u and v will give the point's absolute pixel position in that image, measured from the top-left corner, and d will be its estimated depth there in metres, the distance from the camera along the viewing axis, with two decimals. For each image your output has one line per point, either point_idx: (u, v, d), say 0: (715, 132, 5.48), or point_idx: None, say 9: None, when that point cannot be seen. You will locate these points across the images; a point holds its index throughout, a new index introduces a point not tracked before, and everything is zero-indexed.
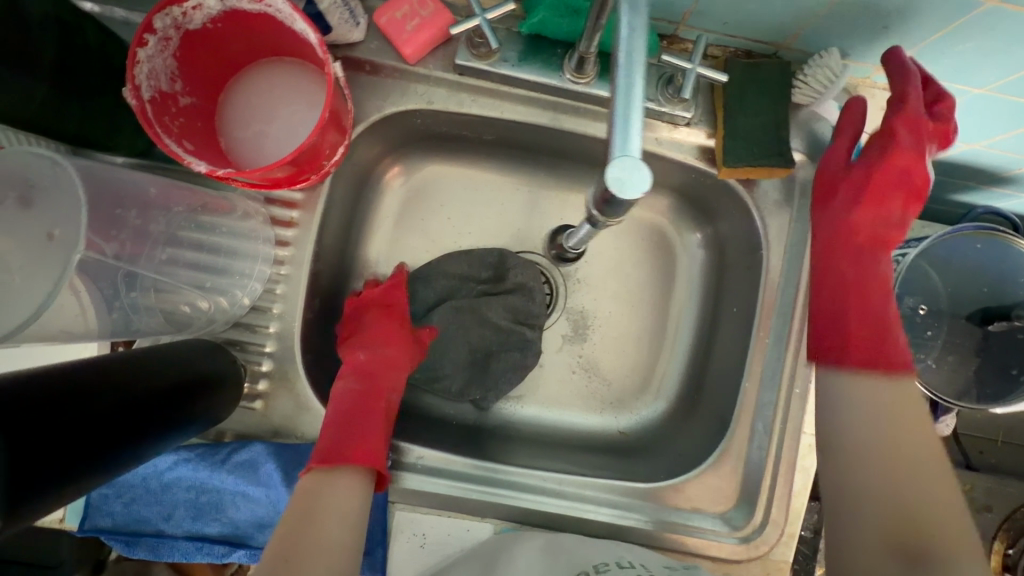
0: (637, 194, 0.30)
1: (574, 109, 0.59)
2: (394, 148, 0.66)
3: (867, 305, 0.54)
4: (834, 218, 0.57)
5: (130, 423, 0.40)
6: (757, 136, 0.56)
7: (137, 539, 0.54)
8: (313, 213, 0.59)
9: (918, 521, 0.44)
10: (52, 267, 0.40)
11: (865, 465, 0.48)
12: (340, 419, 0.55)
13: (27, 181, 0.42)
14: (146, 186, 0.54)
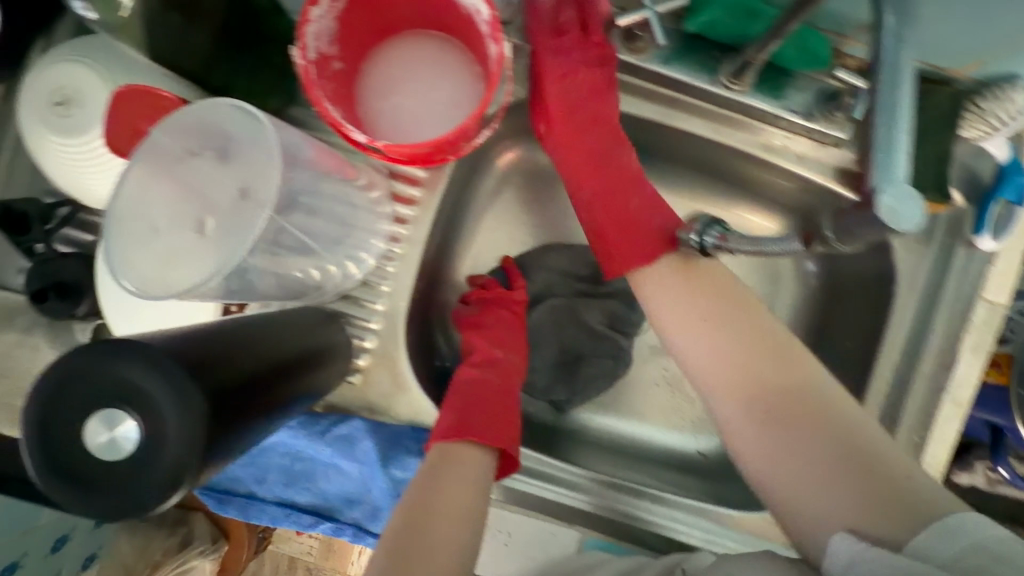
0: (905, 227, 0.29)
1: (713, 115, 0.57)
2: (512, 135, 0.65)
3: (627, 193, 0.53)
4: (592, 123, 0.55)
5: (267, 391, 0.38)
6: (918, 166, 0.52)
7: (229, 497, 0.54)
8: (434, 193, 0.58)
9: (789, 393, 0.42)
10: (234, 233, 0.37)
11: (745, 417, 0.43)
12: (475, 403, 0.54)
13: (226, 133, 0.39)
14: (304, 147, 0.49)
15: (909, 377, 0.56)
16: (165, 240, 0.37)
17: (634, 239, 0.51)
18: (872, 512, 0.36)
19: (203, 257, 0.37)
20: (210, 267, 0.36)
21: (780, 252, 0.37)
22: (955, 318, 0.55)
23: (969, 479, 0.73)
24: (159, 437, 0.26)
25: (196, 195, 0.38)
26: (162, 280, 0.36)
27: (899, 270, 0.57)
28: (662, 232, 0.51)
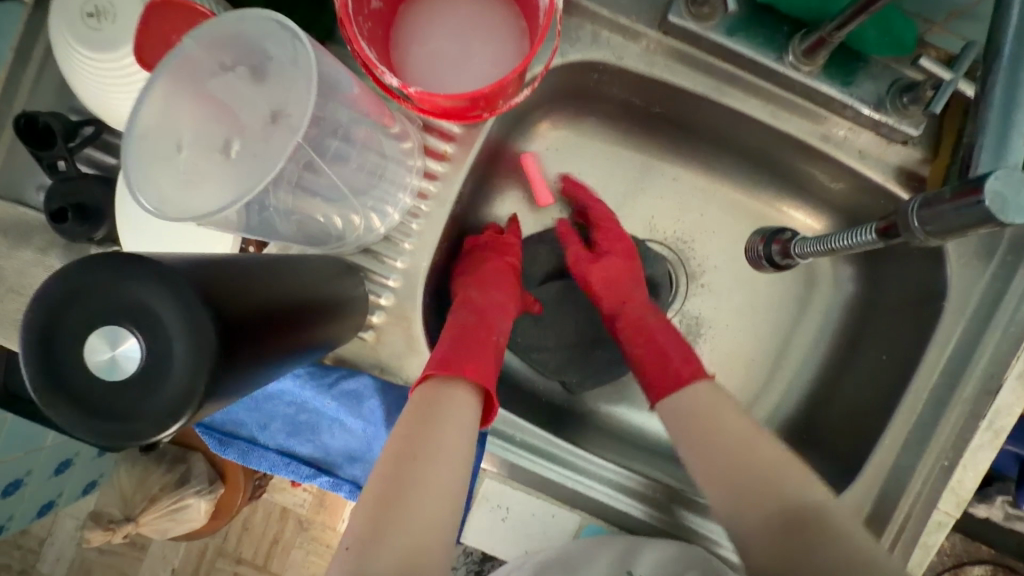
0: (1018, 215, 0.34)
1: (774, 98, 0.53)
2: (554, 101, 0.62)
3: (667, 338, 0.57)
4: (633, 287, 0.62)
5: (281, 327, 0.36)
6: None
7: (230, 440, 0.53)
8: (467, 151, 0.55)
9: (766, 466, 0.46)
10: (262, 161, 0.35)
11: (721, 474, 0.47)
12: (462, 343, 0.52)
13: (264, 53, 0.37)
14: (348, 84, 0.47)
15: (947, 398, 0.53)
16: (191, 159, 0.35)
17: (666, 362, 0.55)
18: (818, 572, 0.41)
19: (227, 182, 0.35)
20: (234, 192, 0.34)
21: (855, 241, 0.48)
22: (1007, 342, 0.52)
23: (987, 512, 0.70)
24: (166, 360, 0.25)
25: (228, 116, 0.36)
26: (183, 203, 0.34)
27: (952, 285, 0.54)
28: (680, 373, 0.54)
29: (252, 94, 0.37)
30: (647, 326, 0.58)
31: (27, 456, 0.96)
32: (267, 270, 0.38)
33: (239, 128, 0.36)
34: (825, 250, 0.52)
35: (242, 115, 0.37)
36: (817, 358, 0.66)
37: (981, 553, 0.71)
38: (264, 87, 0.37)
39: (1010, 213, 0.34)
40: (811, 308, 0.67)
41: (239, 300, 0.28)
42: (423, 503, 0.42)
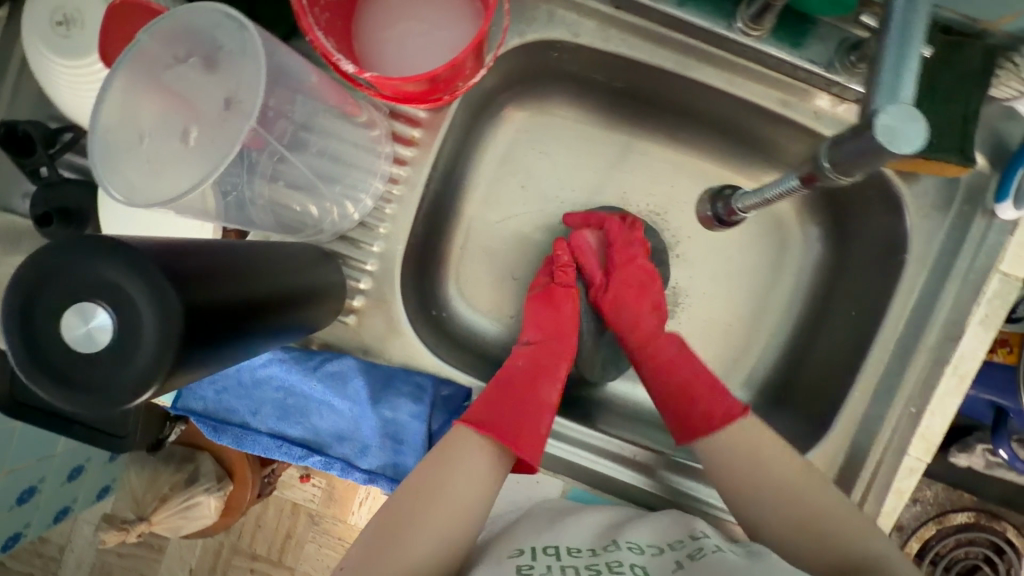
0: (906, 147, 0.32)
1: (730, 65, 0.56)
2: (519, 82, 0.63)
3: (693, 371, 0.58)
4: (664, 335, 0.61)
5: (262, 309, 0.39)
6: (941, 127, 0.49)
7: (224, 427, 0.55)
8: (435, 135, 0.57)
9: (818, 515, 0.49)
10: (221, 145, 0.37)
11: (777, 514, 0.50)
12: (519, 408, 0.53)
13: (215, 40, 0.38)
14: (307, 73, 0.49)
15: (913, 346, 0.54)
16: (153, 146, 0.37)
17: (695, 406, 0.56)
18: None
19: (188, 168, 0.36)
20: (197, 177, 0.36)
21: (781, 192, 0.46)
22: (968, 287, 0.53)
23: (968, 462, 0.72)
24: (135, 328, 0.26)
25: (185, 104, 0.38)
26: (149, 191, 0.36)
27: (913, 237, 0.55)
28: (712, 414, 0.55)
29: (205, 82, 0.38)
30: (681, 355, 0.59)
31: (40, 464, 0.99)
32: (249, 254, 0.40)
33: (197, 115, 0.38)
34: (762, 200, 0.52)
35: (199, 102, 0.38)
36: (792, 319, 0.67)
37: (966, 501, 0.73)
38: (218, 74, 0.39)
39: (900, 145, 0.32)
40: (784, 272, 0.68)
41: (210, 282, 0.30)
42: (428, 532, 0.47)
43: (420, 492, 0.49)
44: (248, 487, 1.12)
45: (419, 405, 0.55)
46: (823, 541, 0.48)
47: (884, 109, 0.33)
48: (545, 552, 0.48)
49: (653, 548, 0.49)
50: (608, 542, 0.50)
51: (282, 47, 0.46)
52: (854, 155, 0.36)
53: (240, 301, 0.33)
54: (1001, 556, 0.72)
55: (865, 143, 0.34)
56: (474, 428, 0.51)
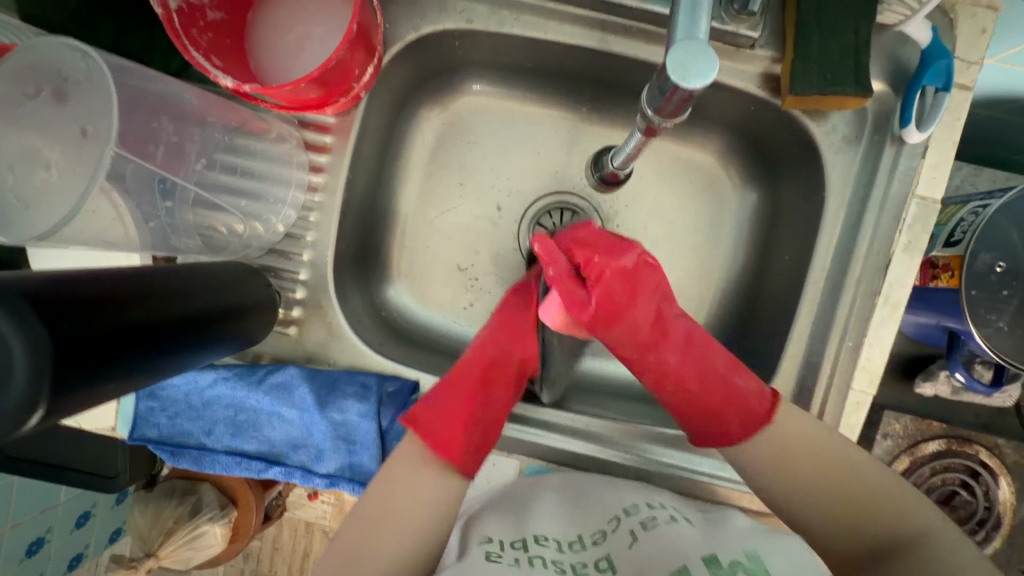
0: (698, 83, 0.33)
1: (624, 29, 0.56)
2: (430, 77, 0.64)
3: (712, 378, 0.50)
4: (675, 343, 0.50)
5: (179, 327, 0.40)
6: (830, 61, 0.50)
7: (181, 450, 0.57)
8: (346, 139, 0.58)
9: (844, 490, 0.46)
10: (84, 170, 0.37)
11: (789, 487, 0.48)
12: (456, 402, 0.53)
13: (61, 72, 0.39)
14: (184, 95, 0.50)
15: (842, 281, 0.55)
16: (21, 185, 0.38)
17: (716, 415, 0.50)
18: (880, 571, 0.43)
19: (57, 200, 0.37)
20: (64, 209, 0.36)
21: (632, 146, 0.48)
22: (888, 215, 0.53)
23: (934, 391, 0.73)
24: (4, 358, 0.28)
25: (42, 137, 0.39)
26: (28, 227, 0.37)
27: (830, 175, 0.55)
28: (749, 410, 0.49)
29: (57, 115, 0.39)
30: (694, 351, 0.50)
31: (44, 515, 1.01)
32: (166, 274, 0.41)
33: (55, 146, 0.39)
34: (630, 155, 0.51)
35: (53, 133, 0.39)
36: (737, 271, 0.67)
37: (936, 430, 0.74)
38: (69, 105, 0.39)
39: (692, 81, 0.33)
40: (726, 226, 0.67)
41: (84, 316, 0.32)
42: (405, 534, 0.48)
43: (381, 510, 0.49)
44: (253, 512, 1.14)
45: (366, 403, 0.56)
46: (851, 508, 0.46)
47: (675, 46, 0.33)
48: (511, 546, 0.46)
49: (612, 523, 0.49)
50: (574, 538, 0.49)
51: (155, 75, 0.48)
52: (665, 101, 0.37)
53: (127, 325, 0.35)
54: (978, 480, 0.73)
55: (669, 83, 0.35)
56: (417, 436, 0.51)
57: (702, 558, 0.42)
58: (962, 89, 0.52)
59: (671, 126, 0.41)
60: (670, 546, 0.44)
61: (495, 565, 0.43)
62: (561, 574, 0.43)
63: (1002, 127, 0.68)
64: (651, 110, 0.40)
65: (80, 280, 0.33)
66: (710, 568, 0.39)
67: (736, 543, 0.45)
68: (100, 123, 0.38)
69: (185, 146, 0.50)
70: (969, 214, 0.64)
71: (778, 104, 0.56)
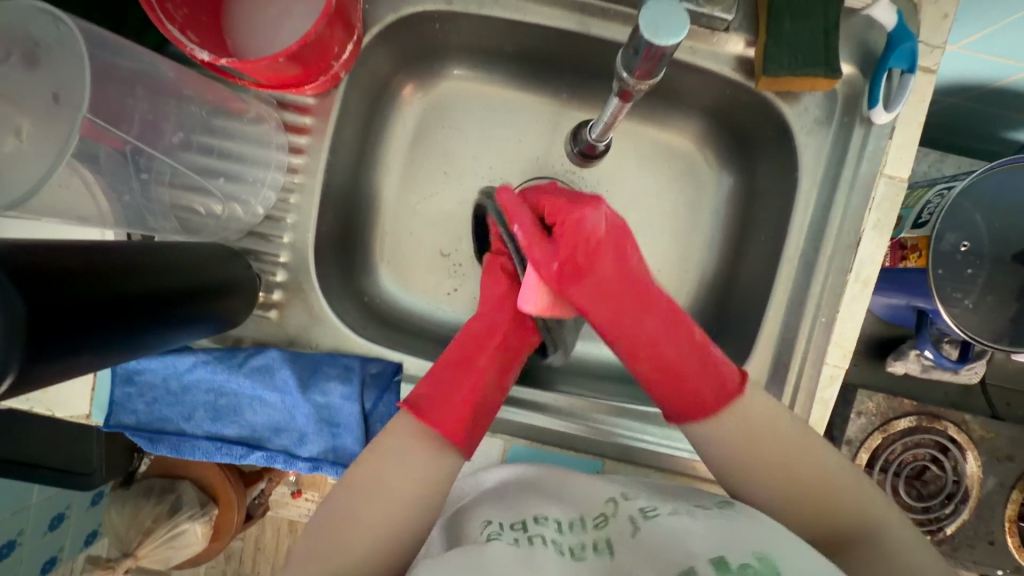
0: (669, 39, 0.35)
1: (603, 12, 0.57)
2: (412, 60, 0.64)
3: (681, 356, 0.48)
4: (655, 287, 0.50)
5: (156, 303, 0.39)
6: (801, 43, 0.52)
7: (159, 436, 0.56)
8: (327, 120, 0.58)
9: (817, 481, 0.44)
10: (59, 139, 0.37)
11: (750, 466, 0.45)
12: (451, 382, 0.51)
13: (32, 38, 0.38)
14: (161, 68, 0.49)
15: (814, 259, 0.57)
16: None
17: (685, 385, 0.48)
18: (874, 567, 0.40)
19: (26, 168, 0.36)
20: (34, 177, 0.36)
21: (610, 116, 0.51)
22: (858, 194, 0.55)
23: (904, 368, 0.75)
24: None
25: (13, 104, 0.38)
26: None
27: (803, 156, 0.57)
28: (722, 390, 0.47)
29: (25, 82, 0.38)
30: (673, 331, 0.49)
31: (16, 516, 0.98)
32: (143, 250, 0.40)
33: (26, 114, 0.38)
34: (607, 125, 0.53)
35: (26, 101, 0.38)
36: (715, 253, 0.68)
37: (907, 407, 0.76)
38: (40, 72, 0.38)
39: (664, 37, 0.35)
40: (704, 210, 0.69)
41: (56, 284, 0.31)
42: (364, 537, 0.43)
43: (360, 486, 0.46)
44: (234, 511, 1.12)
45: (348, 385, 0.56)
46: (832, 503, 0.43)
47: (645, 5, 0.35)
48: (512, 526, 0.44)
49: (610, 506, 0.47)
50: (578, 517, 0.46)
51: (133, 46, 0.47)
52: (639, 61, 0.39)
53: (103, 296, 0.34)
54: (946, 454, 0.76)
55: (643, 41, 0.37)
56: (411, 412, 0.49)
57: (710, 561, 0.37)
58: (925, 72, 0.54)
59: (644, 90, 0.43)
60: (670, 543, 0.40)
61: (494, 542, 0.41)
62: (563, 555, 0.41)
63: (965, 114, 0.71)
64: (626, 73, 0.42)
65: (56, 250, 0.33)
66: (711, 560, 0.37)
67: (746, 541, 0.39)
68: (75, 90, 0.38)
69: (161, 123, 0.49)
70: (935, 197, 0.65)
71: (751, 86, 0.57)
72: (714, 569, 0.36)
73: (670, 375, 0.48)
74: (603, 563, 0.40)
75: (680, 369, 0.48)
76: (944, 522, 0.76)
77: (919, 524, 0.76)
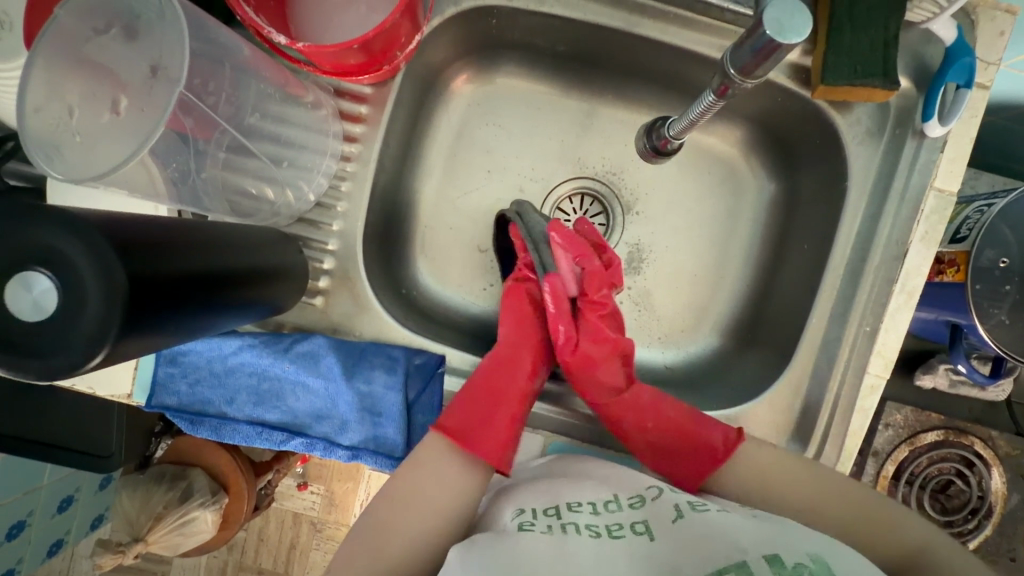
0: (795, 38, 0.37)
1: (661, 14, 0.58)
2: (462, 55, 0.64)
3: (688, 416, 0.53)
4: (641, 389, 0.55)
5: (222, 284, 0.39)
6: (862, 53, 0.52)
7: (200, 419, 0.56)
8: (382, 110, 0.58)
9: (827, 481, 0.49)
10: (152, 118, 0.37)
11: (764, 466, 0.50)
12: (486, 406, 0.53)
13: (132, 11, 0.39)
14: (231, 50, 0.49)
15: (861, 268, 0.57)
16: (79, 123, 0.37)
17: (684, 460, 0.51)
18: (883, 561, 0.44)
19: (118, 143, 0.37)
20: (122, 153, 0.36)
21: (696, 116, 0.50)
22: (907, 206, 0.56)
23: (933, 382, 0.76)
24: (76, 288, 0.28)
25: (103, 76, 0.38)
26: (86, 166, 0.36)
27: (853, 166, 0.57)
28: (714, 447, 0.51)
29: (126, 53, 0.39)
30: (658, 404, 0.55)
31: (27, 497, 0.96)
32: (211, 231, 0.40)
33: (118, 87, 0.38)
34: (688, 123, 0.53)
35: (116, 75, 0.38)
36: (754, 260, 0.69)
37: (934, 421, 0.76)
38: (139, 44, 0.39)
39: (789, 35, 0.37)
40: (743, 216, 0.69)
41: (150, 259, 0.31)
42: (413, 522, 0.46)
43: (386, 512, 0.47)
44: (245, 500, 1.11)
45: (393, 375, 0.56)
46: (840, 497, 0.48)
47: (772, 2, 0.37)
48: (545, 513, 0.44)
49: (650, 493, 0.47)
50: (609, 498, 0.46)
51: (205, 24, 0.47)
52: (752, 57, 0.40)
53: (183, 273, 0.34)
54: (972, 469, 0.76)
55: (762, 37, 0.38)
56: (451, 439, 0.50)
57: (763, 557, 0.37)
58: (980, 88, 0.54)
59: (747, 86, 0.44)
60: (708, 537, 0.39)
61: (529, 534, 0.41)
62: (597, 539, 0.41)
63: (1003, 134, 0.72)
64: (732, 70, 0.43)
65: (144, 225, 0.32)
66: (765, 557, 0.37)
67: (800, 543, 0.39)
68: (165, 66, 0.38)
69: (226, 102, 0.49)
70: (974, 213, 0.67)
71: (805, 95, 0.58)
72: (768, 566, 0.36)
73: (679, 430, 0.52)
74: (643, 543, 0.40)
75: (683, 422, 0.53)
76: (968, 537, 0.76)
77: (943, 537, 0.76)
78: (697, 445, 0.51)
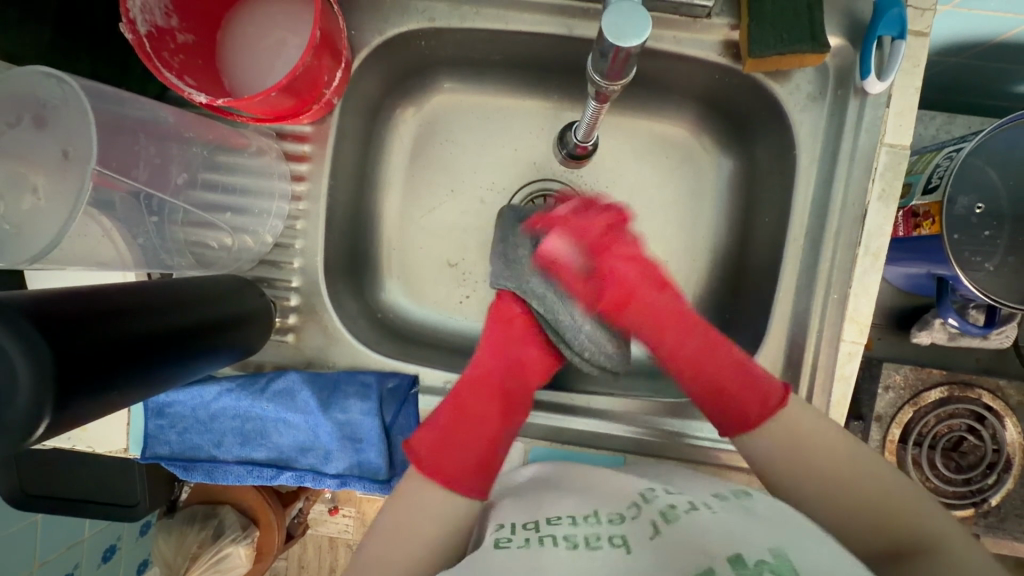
0: (633, 39, 0.38)
1: (584, 12, 0.58)
2: (403, 80, 0.66)
3: (724, 361, 0.51)
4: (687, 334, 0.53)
5: (179, 340, 0.41)
6: (784, 22, 0.52)
7: (193, 464, 0.58)
8: (324, 145, 0.60)
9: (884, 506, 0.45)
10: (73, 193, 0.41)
11: (799, 459, 0.48)
12: (463, 431, 0.52)
13: (38, 100, 0.42)
14: (165, 114, 0.52)
15: (821, 235, 0.56)
16: (8, 213, 0.41)
17: (731, 398, 0.50)
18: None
19: (48, 224, 0.40)
20: (51, 233, 0.40)
21: (589, 117, 0.53)
22: (859, 166, 0.54)
23: (931, 338, 0.73)
24: (8, 372, 0.30)
25: (32, 167, 0.42)
26: (21, 250, 0.40)
27: (799, 133, 0.57)
28: (767, 398, 0.50)
29: (39, 141, 0.42)
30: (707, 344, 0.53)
31: (70, 551, 1.01)
32: (163, 290, 0.42)
33: (40, 171, 0.42)
34: (589, 126, 0.56)
35: (40, 162, 0.42)
36: (721, 239, 0.68)
37: (937, 378, 0.73)
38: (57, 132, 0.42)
39: (628, 37, 0.38)
40: (706, 195, 0.68)
41: (80, 333, 0.33)
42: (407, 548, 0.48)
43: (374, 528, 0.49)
44: (275, 530, 1.14)
45: (368, 401, 0.57)
46: (895, 520, 0.44)
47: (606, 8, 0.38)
48: (524, 528, 0.44)
49: (631, 509, 0.45)
50: (589, 512, 0.45)
51: (133, 97, 0.49)
52: (608, 64, 0.41)
53: (125, 339, 0.36)
54: (984, 423, 0.73)
55: (607, 43, 0.39)
56: (418, 462, 0.51)
57: (725, 559, 0.36)
58: (917, 35, 0.53)
59: (618, 91, 0.46)
60: (680, 545, 0.39)
61: (503, 553, 0.41)
62: (572, 550, 0.40)
63: (971, 74, 0.69)
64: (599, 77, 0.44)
65: (81, 299, 0.35)
66: (727, 558, 0.36)
67: (759, 537, 0.38)
68: (81, 145, 0.42)
69: (167, 165, 0.51)
70: (944, 159, 0.63)
71: (739, 70, 0.58)
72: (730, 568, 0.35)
73: (719, 365, 0.51)
74: (619, 555, 0.39)
75: (729, 360, 0.51)
76: (987, 493, 0.73)
77: (961, 497, 0.74)
78: (744, 377, 0.50)
